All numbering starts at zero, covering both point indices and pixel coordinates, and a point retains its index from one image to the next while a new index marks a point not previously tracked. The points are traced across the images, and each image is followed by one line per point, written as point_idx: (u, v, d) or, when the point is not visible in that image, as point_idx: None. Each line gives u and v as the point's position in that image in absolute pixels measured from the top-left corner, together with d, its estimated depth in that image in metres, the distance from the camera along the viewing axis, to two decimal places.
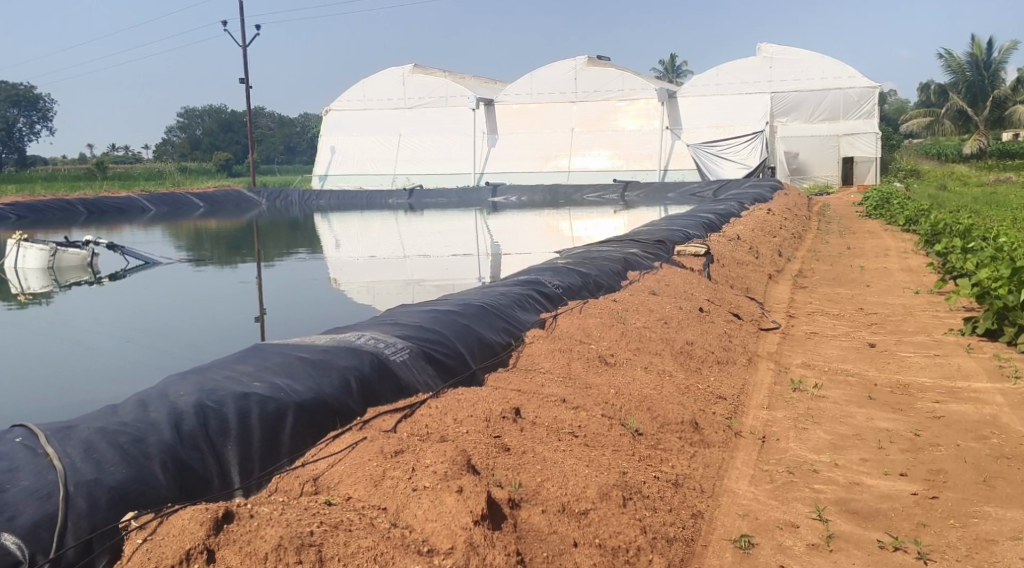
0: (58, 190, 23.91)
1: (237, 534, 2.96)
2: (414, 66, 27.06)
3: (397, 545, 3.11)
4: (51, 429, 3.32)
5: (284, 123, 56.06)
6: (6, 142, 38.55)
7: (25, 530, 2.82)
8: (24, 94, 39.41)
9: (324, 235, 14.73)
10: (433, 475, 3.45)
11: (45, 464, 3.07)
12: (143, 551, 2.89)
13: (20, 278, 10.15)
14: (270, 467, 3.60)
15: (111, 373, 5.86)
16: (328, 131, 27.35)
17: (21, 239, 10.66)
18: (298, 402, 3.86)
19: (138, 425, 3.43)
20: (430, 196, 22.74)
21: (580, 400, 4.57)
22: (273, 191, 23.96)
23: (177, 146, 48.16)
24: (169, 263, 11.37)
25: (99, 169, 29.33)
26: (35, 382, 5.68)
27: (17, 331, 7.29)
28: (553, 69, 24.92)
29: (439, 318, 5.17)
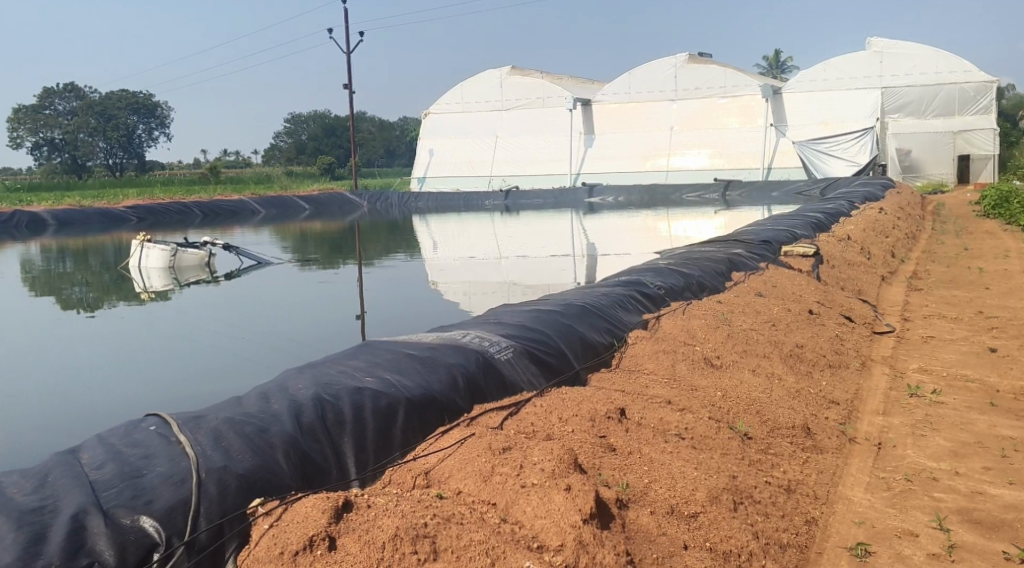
0: (175, 193, 25.06)
1: (355, 523, 3.07)
2: (511, 68, 27.28)
3: (508, 540, 3.15)
4: (182, 418, 3.50)
5: (384, 127, 57.31)
6: (126, 148, 40.61)
7: (162, 513, 2.99)
8: (143, 101, 41.37)
9: (423, 236, 15.03)
10: (541, 472, 3.47)
11: (179, 451, 3.23)
12: (270, 537, 3.04)
13: (144, 278, 10.70)
14: (383, 459, 3.73)
15: (225, 367, 6.12)
16: (427, 134, 27.85)
17: (144, 240, 11.24)
18: (408, 398, 3.97)
19: (262, 415, 3.58)
20: (526, 197, 22.90)
21: (686, 402, 4.53)
22: (373, 194, 24.58)
23: (283, 151, 49.82)
24: (279, 263, 11.79)
25: (212, 174, 30.66)
26: (151, 374, 5.96)
27: (139, 327, 7.71)
28: (653, 67, 24.74)
29: (541, 317, 5.20)
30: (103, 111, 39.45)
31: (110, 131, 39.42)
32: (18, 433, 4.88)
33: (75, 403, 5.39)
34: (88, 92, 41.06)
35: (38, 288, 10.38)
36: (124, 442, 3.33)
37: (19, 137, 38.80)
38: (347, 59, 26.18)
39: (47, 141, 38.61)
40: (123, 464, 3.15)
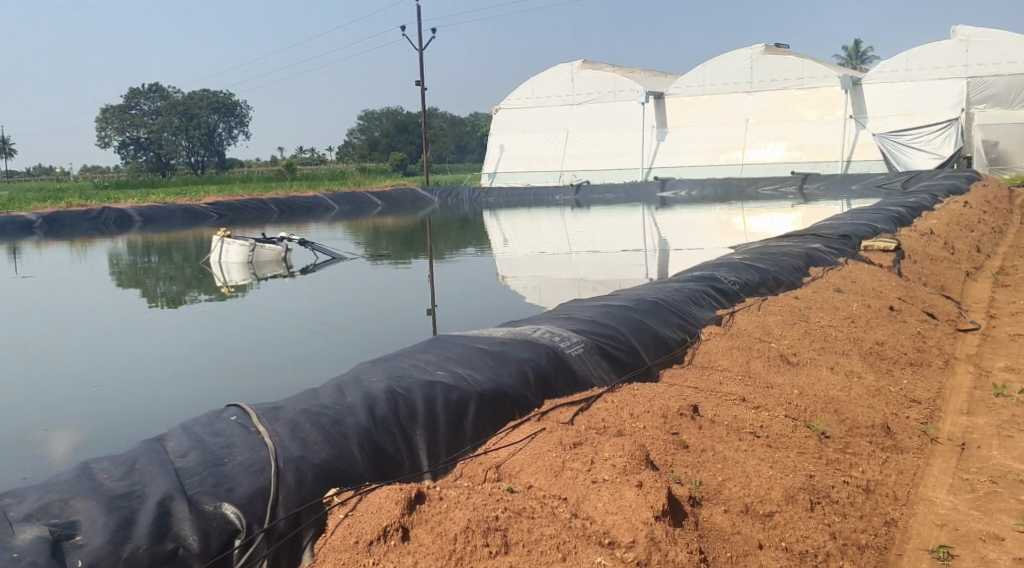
0: (254, 190, 25.74)
1: (428, 515, 3.11)
2: (582, 62, 27.18)
3: (579, 535, 3.14)
4: (261, 409, 3.60)
5: (455, 123, 57.74)
6: (207, 147, 41.87)
7: (242, 501, 3.08)
8: (224, 101, 42.60)
9: (493, 231, 15.12)
10: (613, 468, 3.46)
11: (258, 440, 3.33)
12: (345, 527, 3.11)
13: (224, 272, 11.01)
14: (454, 452, 3.77)
15: (299, 360, 6.27)
16: (498, 130, 27.96)
17: (224, 236, 11.58)
18: (479, 392, 4.00)
19: (337, 407, 3.66)
20: (597, 192, 22.80)
21: (761, 400, 4.46)
22: (445, 190, 24.82)
23: (357, 148, 50.69)
24: (353, 258, 12.01)
25: (289, 171, 31.39)
26: (229, 366, 6.15)
27: (219, 320, 7.96)
28: (728, 59, 24.33)
29: (613, 313, 5.18)
30: (186, 111, 40.67)
31: (192, 130, 40.70)
32: (103, 420, 5.08)
33: (157, 393, 5.59)
34: (171, 93, 42.49)
35: (125, 281, 10.80)
36: (207, 431, 3.45)
37: (107, 137, 40.46)
38: (420, 56, 26.46)
39: (133, 141, 40.29)
40: (206, 453, 3.25)
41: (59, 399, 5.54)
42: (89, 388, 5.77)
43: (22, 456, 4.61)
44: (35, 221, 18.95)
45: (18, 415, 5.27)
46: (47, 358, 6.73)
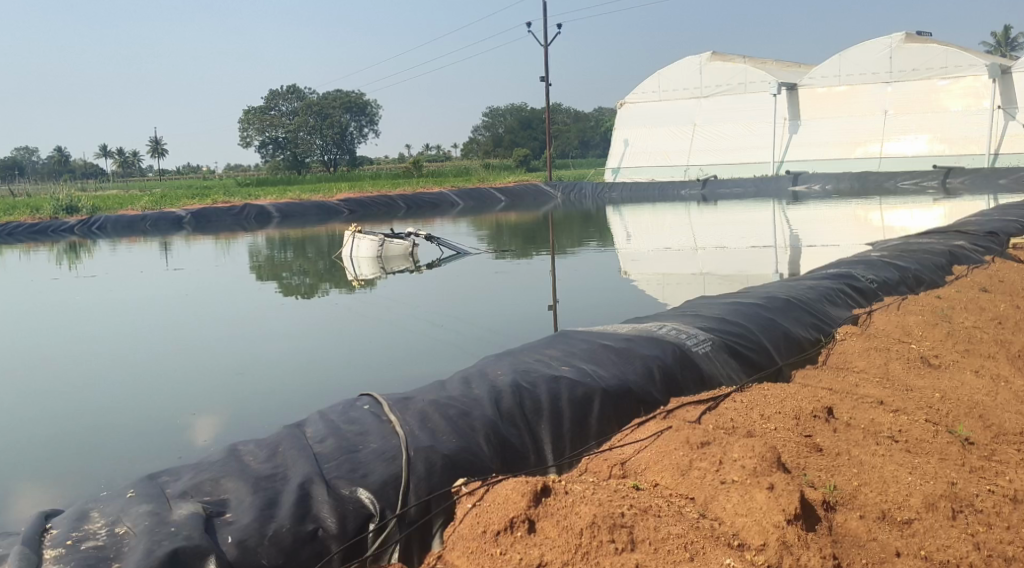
0: (383, 186, 26.53)
1: (554, 507, 3.13)
2: (711, 54, 26.63)
3: (708, 536, 3.09)
4: (392, 400, 3.72)
5: (579, 118, 57.70)
6: (339, 145, 43.38)
7: (376, 486, 3.21)
8: (356, 101, 44.09)
9: (617, 227, 15.04)
10: (742, 469, 3.40)
11: (389, 430, 3.45)
12: (473, 517, 3.18)
13: (355, 267, 11.41)
14: (579, 448, 3.79)
15: (424, 353, 6.41)
16: (623, 124, 27.78)
17: (355, 231, 11.95)
18: (604, 388, 4.01)
19: (464, 400, 3.74)
20: (724, 186, 22.31)
21: (900, 403, 4.27)
22: (568, 185, 24.87)
23: (482, 144, 51.44)
24: (477, 253, 12.21)
25: (416, 167, 32.18)
26: (359, 357, 6.38)
27: (350, 313, 8.27)
28: (865, 48, 23.33)
29: (742, 310, 5.08)
30: (320, 111, 42.23)
31: (325, 130, 42.29)
32: (241, 408, 5.31)
33: (292, 381, 5.86)
34: (307, 94, 44.00)
35: (263, 274, 11.35)
36: (343, 419, 3.60)
37: (249, 137, 42.52)
38: (546, 52, 26.53)
39: (272, 140, 42.13)
40: (342, 439, 3.40)
41: (204, 387, 5.86)
42: (230, 376, 6.10)
43: (169, 441, 4.87)
44: (184, 216, 20.17)
45: (166, 401, 5.58)
46: (194, 346, 7.18)
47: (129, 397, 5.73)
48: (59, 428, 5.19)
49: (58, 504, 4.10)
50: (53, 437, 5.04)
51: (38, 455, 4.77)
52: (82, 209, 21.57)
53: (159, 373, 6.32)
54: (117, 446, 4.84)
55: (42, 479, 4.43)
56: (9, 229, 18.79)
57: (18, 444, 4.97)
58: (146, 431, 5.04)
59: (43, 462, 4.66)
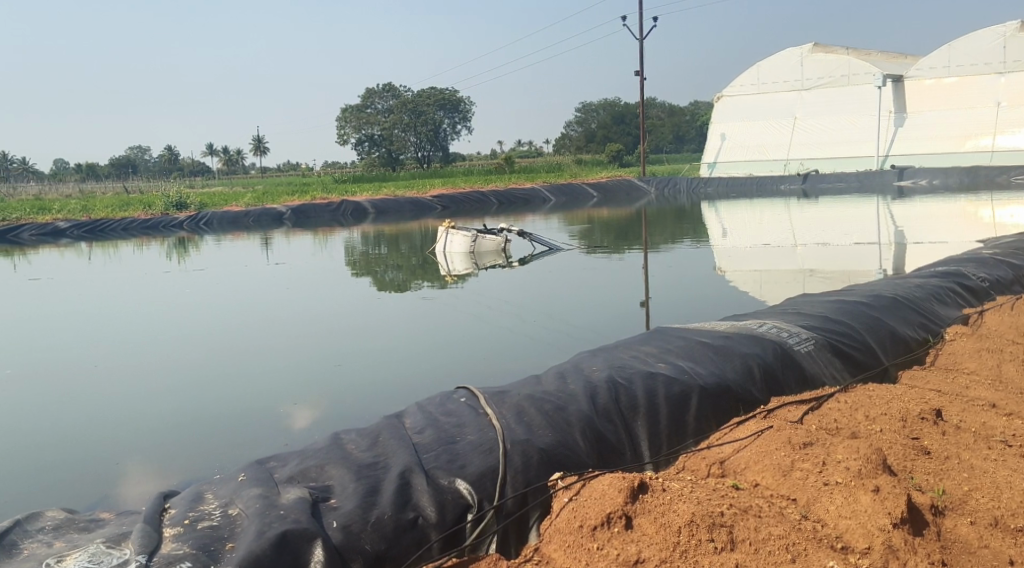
0: (476, 183, 26.80)
1: (651, 504, 3.12)
2: (813, 45, 25.91)
3: (810, 538, 3.03)
4: (488, 393, 3.77)
5: (674, 112, 56.86)
6: (433, 142, 43.97)
7: (474, 478, 3.26)
8: (450, 98, 44.50)
9: (712, 222, 14.83)
10: (846, 471, 3.30)
11: (486, 422, 3.50)
12: (569, 510, 3.19)
13: (448, 262, 11.59)
14: (676, 446, 3.77)
15: (516, 349, 6.45)
16: (719, 118, 27.25)
17: (449, 227, 12.13)
18: (702, 385, 3.96)
19: (559, 394, 3.76)
20: (826, 180, 21.75)
21: (1014, 407, 4.07)
22: (662, 180, 24.57)
23: (575, 139, 51.34)
24: (570, 249, 12.22)
25: (508, 164, 32.40)
26: (452, 351, 6.47)
27: (444, 307, 8.41)
28: (977, 37, 22.23)
29: (845, 307, 4.93)
30: (415, 108, 42.70)
31: (420, 127, 42.89)
32: (336, 399, 5.44)
33: (387, 374, 5.97)
34: (403, 91, 44.54)
35: (359, 269, 11.62)
36: (440, 411, 3.67)
37: (346, 135, 43.68)
38: (640, 45, 25.85)
39: (368, 138, 43.02)
40: (440, 430, 3.47)
41: (302, 378, 6.04)
42: (327, 368, 6.28)
43: (270, 429, 5.04)
44: (284, 212, 20.83)
45: (268, 391, 5.78)
46: (295, 339, 7.41)
47: (231, 387, 5.95)
48: (166, 414, 5.43)
49: (170, 485, 4.31)
50: (160, 422, 5.27)
51: (149, 438, 5.01)
52: (191, 205, 22.57)
53: (261, 364, 6.54)
54: (220, 434, 5.02)
55: (151, 462, 4.64)
56: (124, 224, 19.78)
57: (129, 428, 5.22)
58: (247, 420, 5.22)
59: (151, 445, 4.88)
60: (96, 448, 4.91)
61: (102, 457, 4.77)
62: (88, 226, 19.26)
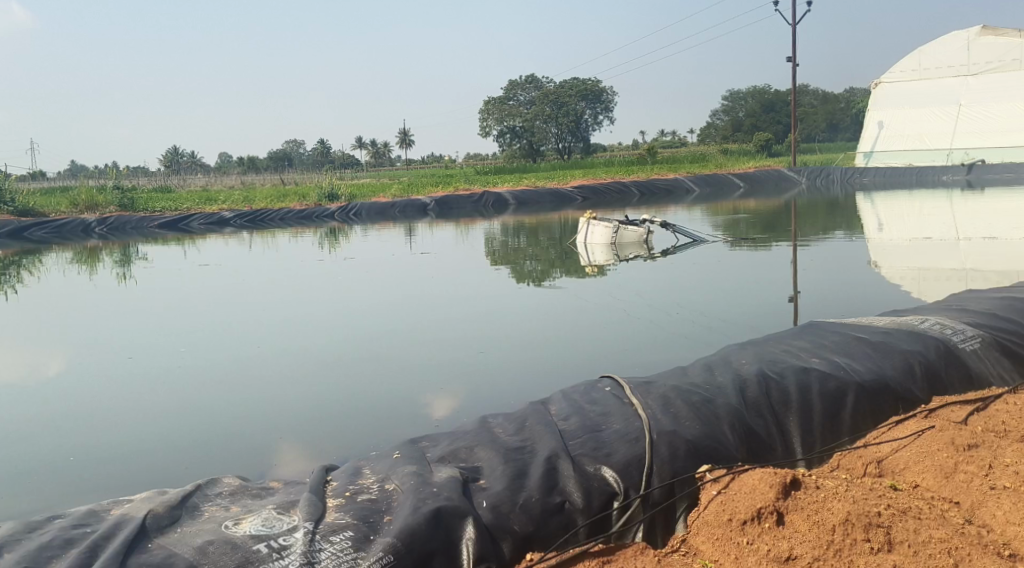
0: (618, 173, 26.62)
1: (804, 501, 3.04)
2: (984, 28, 24.43)
3: (974, 542, 2.90)
4: (634, 383, 3.77)
5: (827, 99, 54.41)
6: (575, 133, 43.97)
7: (620, 466, 3.28)
8: (592, 88, 44.17)
9: (867, 215, 14.06)
10: (1016, 477, 3.19)
11: (632, 412, 3.50)
12: (718, 503, 3.16)
13: (588, 253, 11.63)
14: (830, 443, 3.67)
15: (655, 343, 6.39)
16: (875, 106, 25.91)
17: (591, 217, 12.15)
18: (859, 382, 3.81)
19: (707, 387, 3.71)
20: (995, 171, 20.29)
21: None
22: (813, 170, 23.59)
23: (721, 128, 50.07)
24: (714, 241, 11.99)
25: (651, 154, 31.96)
26: (591, 344, 6.48)
27: (585, 299, 8.45)
28: None
29: (1016, 304, 4.61)
30: (557, 100, 42.96)
31: (562, 118, 42.94)
32: (477, 387, 5.57)
33: (526, 365, 6.06)
34: (545, 82, 44.70)
35: (498, 260, 11.82)
36: (586, 399, 3.70)
37: (489, 127, 44.41)
38: (794, 30, 23.82)
39: (510, 129, 43.56)
40: (585, 418, 3.50)
41: (444, 366, 6.23)
42: (468, 357, 6.44)
43: (413, 414, 5.24)
44: (429, 203, 21.40)
45: (411, 377, 6.00)
46: (439, 327, 7.65)
47: (378, 372, 6.21)
48: (318, 396, 5.73)
49: (323, 463, 4.57)
50: (312, 403, 5.58)
51: (302, 418, 5.30)
52: (342, 196, 23.58)
53: (405, 351, 6.79)
54: (366, 416, 5.25)
55: (303, 442, 4.91)
56: (281, 215, 20.86)
57: (281, 406, 5.54)
58: (393, 404, 5.43)
59: (303, 425, 5.17)
60: (254, 425, 5.24)
61: (259, 435, 5.08)
62: (250, 216, 20.47)
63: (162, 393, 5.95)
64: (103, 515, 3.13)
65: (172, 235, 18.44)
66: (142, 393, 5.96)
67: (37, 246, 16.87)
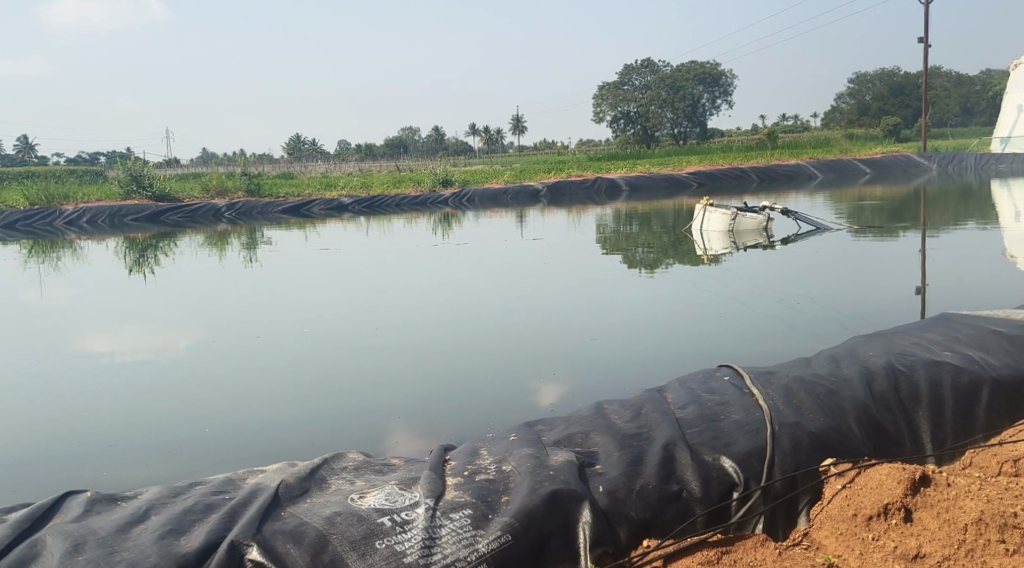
0: (735, 159, 25.99)
1: (933, 498, 3.01)
2: None
3: None
4: (754, 372, 3.70)
5: (963, 81, 51.32)
6: (690, 118, 43.13)
7: (740, 457, 3.23)
8: (709, 71, 43.18)
9: (1004, 204, 13.25)
10: None
11: (752, 402, 3.43)
12: (842, 497, 3.12)
13: (704, 240, 11.45)
14: (963, 440, 3.53)
15: (770, 334, 6.24)
16: (1016, 88, 24.32)
17: (708, 204, 11.95)
18: (995, 377, 3.63)
19: (832, 378, 3.60)
20: None
21: None
22: (946, 155, 22.34)
23: (845, 112, 48.02)
24: (838, 229, 11.57)
25: (770, 139, 31.01)
26: (703, 333, 6.38)
27: (700, 287, 8.33)
28: None
29: None
30: (673, 84, 42.28)
31: (677, 102, 42.10)
32: (588, 372, 5.58)
33: (634, 352, 6.03)
34: (661, 66, 44.06)
35: (609, 247, 11.76)
36: (704, 388, 3.64)
37: (602, 112, 44.17)
38: (927, 11, 22.69)
39: (624, 115, 43.10)
40: (703, 407, 3.45)
41: (553, 351, 6.26)
42: (576, 343, 6.45)
43: (522, 398, 5.30)
44: (541, 189, 21.48)
45: (520, 363, 6.06)
46: (550, 312, 7.70)
47: (490, 356, 6.31)
48: (428, 377, 5.86)
49: (433, 444, 4.69)
50: (423, 384, 5.71)
51: (413, 398, 5.44)
52: (456, 183, 23.97)
53: (514, 337, 6.87)
54: (479, 399, 5.34)
55: (415, 422, 5.05)
56: (397, 201, 21.39)
57: (394, 387, 5.70)
58: (502, 388, 5.51)
59: (415, 405, 5.31)
60: (366, 404, 5.41)
61: (372, 414, 5.24)
62: (367, 202, 21.11)
63: (284, 371, 6.24)
64: (239, 483, 3.32)
65: (294, 220, 19.21)
66: (265, 370, 6.27)
67: (172, 230, 17.90)
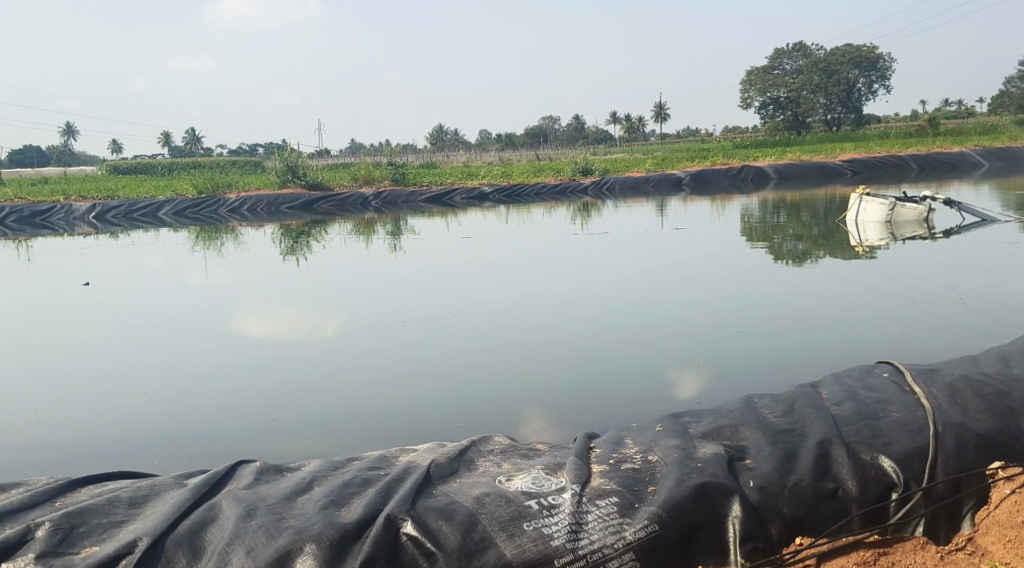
0: (892, 146, 24.57)
1: None
2: None
3: None
4: (915, 369, 3.51)
5: None
6: (845, 103, 41.06)
7: (900, 457, 3.09)
8: (867, 54, 40.94)
9: None
10: None
11: (913, 401, 3.25)
12: (1012, 503, 2.97)
13: (859, 231, 10.93)
14: None
15: (926, 332, 5.88)
16: None
17: (864, 193, 11.39)
18: None
19: (1002, 377, 3.37)
20: None
21: None
22: None
23: (1018, 97, 44.39)
24: (1008, 221, 10.76)
25: (931, 125, 29.11)
26: (854, 329, 6.10)
27: (853, 280, 7.96)
28: None
29: None
30: (827, 67, 40.50)
31: (831, 87, 40.10)
32: (730, 365, 5.45)
33: (776, 347, 5.83)
34: (815, 49, 42.22)
35: (755, 238, 11.38)
36: (860, 385, 3.47)
37: (750, 98, 42.77)
38: None
39: (773, 100, 41.54)
40: (861, 405, 3.30)
41: (692, 344, 6.15)
42: (716, 335, 6.31)
43: (659, 390, 5.24)
44: (684, 177, 21.07)
45: (657, 354, 5.98)
46: (692, 304, 7.56)
47: (628, 346, 6.26)
48: (564, 366, 5.89)
49: (569, 433, 4.71)
50: (559, 372, 5.74)
51: (549, 386, 5.48)
52: (595, 171, 23.85)
53: (653, 327, 6.79)
54: (617, 389, 5.32)
55: (550, 410, 5.08)
56: (537, 189, 21.55)
57: (531, 375, 5.76)
58: (639, 379, 5.46)
59: (552, 393, 5.35)
60: (503, 391, 5.50)
61: (508, 400, 5.32)
62: (507, 191, 21.38)
63: (426, 356, 6.42)
64: (393, 461, 3.46)
65: (438, 209, 19.69)
66: (409, 355, 6.47)
67: (323, 217, 18.75)
